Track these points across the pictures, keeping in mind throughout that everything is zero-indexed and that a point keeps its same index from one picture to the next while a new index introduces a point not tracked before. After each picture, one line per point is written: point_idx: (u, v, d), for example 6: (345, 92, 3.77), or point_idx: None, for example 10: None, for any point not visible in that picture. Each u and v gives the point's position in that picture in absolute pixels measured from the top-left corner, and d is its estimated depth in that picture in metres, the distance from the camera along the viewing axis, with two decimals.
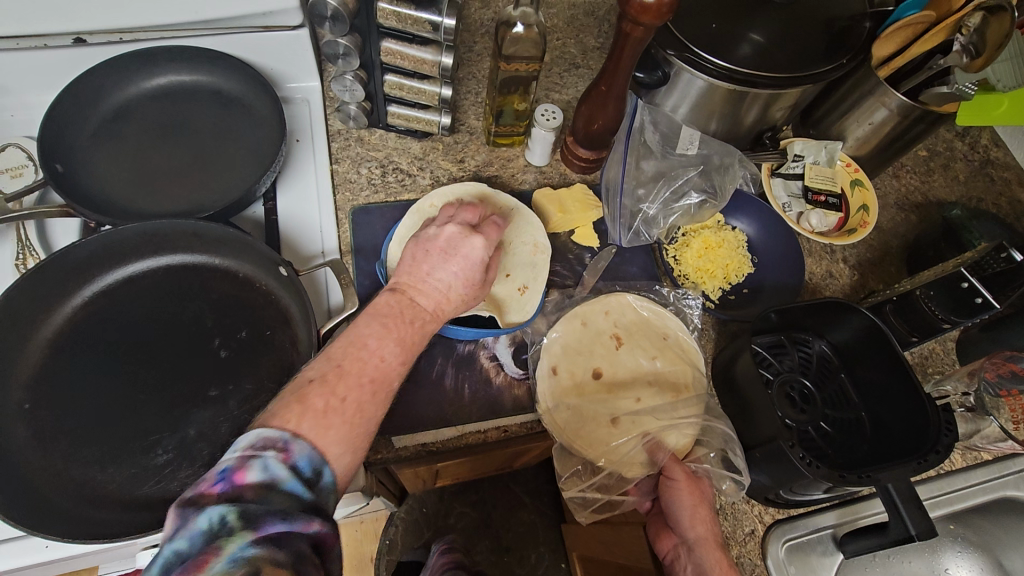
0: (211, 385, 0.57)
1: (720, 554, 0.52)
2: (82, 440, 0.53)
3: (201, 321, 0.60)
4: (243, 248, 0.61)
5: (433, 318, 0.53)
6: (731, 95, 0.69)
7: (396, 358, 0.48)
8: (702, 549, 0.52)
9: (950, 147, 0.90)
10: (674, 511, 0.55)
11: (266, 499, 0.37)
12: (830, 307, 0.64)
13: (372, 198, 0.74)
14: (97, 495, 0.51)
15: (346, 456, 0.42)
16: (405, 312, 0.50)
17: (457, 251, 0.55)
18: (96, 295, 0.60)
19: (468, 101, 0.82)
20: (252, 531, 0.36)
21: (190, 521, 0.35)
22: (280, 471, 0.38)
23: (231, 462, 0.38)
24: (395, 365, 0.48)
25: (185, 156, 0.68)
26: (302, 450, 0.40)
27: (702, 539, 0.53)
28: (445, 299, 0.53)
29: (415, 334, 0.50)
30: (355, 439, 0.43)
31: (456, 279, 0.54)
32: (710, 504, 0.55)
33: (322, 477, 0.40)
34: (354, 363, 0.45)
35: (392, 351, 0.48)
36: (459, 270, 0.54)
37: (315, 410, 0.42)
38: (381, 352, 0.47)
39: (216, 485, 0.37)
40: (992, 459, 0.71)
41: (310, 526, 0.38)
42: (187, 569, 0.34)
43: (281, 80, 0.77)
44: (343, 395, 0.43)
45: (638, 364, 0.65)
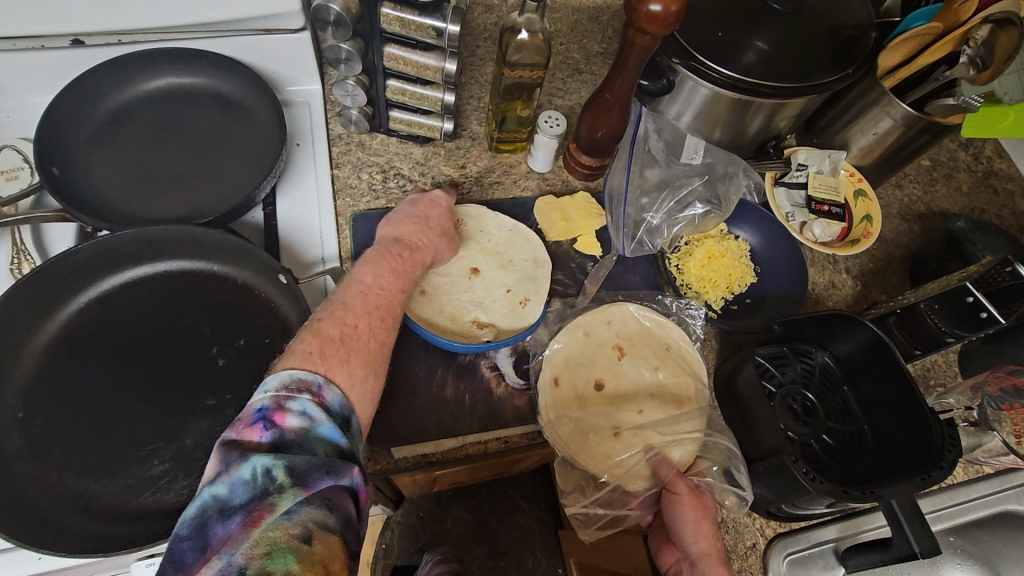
0: (209, 394, 0.56)
1: (722, 568, 0.50)
2: (77, 450, 0.53)
3: (198, 329, 0.59)
4: (242, 254, 0.60)
5: (421, 250, 0.60)
6: (735, 104, 0.69)
7: (395, 286, 0.53)
8: (705, 564, 0.50)
9: (953, 157, 0.90)
10: (676, 524, 0.53)
11: (308, 445, 0.37)
12: (833, 320, 0.64)
13: (373, 204, 0.73)
14: (93, 506, 0.51)
15: (371, 377, 0.45)
16: (393, 250, 0.57)
17: (422, 204, 0.66)
18: (92, 302, 0.59)
19: (470, 106, 0.81)
20: (302, 482, 0.35)
21: (234, 469, 0.35)
22: (317, 414, 0.38)
23: (267, 405, 0.37)
24: (395, 293, 0.53)
25: (184, 158, 0.67)
26: (333, 395, 0.40)
27: (704, 553, 0.51)
28: (427, 232, 0.62)
29: (408, 266, 0.57)
30: (374, 359, 0.46)
31: (433, 220, 0.64)
32: (713, 519, 0.54)
33: (350, 423, 0.41)
34: (356, 297, 0.49)
35: (390, 281, 0.53)
36: (434, 216, 0.65)
37: (332, 339, 0.44)
38: (381, 282, 0.52)
39: (255, 428, 0.36)
40: (994, 473, 0.71)
41: (353, 472, 0.38)
42: (234, 520, 0.33)
43: (282, 83, 0.76)
44: (354, 323, 0.47)
45: (640, 376, 0.64)
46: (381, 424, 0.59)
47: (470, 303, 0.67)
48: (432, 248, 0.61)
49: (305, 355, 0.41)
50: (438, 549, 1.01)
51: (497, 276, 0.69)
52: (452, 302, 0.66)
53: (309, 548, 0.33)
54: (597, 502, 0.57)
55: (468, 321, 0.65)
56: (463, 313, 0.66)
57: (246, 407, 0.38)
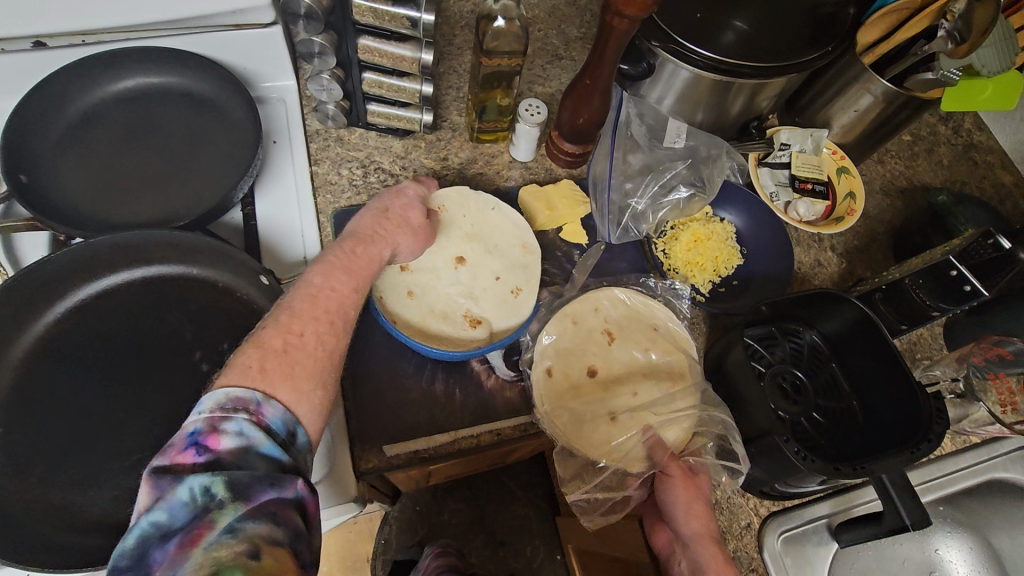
0: (195, 400, 0.55)
1: (717, 551, 0.49)
2: (60, 463, 0.52)
3: (180, 335, 0.58)
4: (224, 258, 0.59)
5: (377, 244, 0.56)
6: (717, 86, 0.69)
7: (347, 287, 0.50)
8: (698, 545, 0.49)
9: (933, 131, 0.90)
10: (669, 506, 0.53)
11: (246, 463, 0.36)
12: (820, 298, 0.64)
13: (354, 200, 0.72)
14: (79, 519, 0.50)
15: (317, 392, 0.42)
16: (348, 247, 0.53)
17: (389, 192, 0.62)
18: (69, 312, 0.57)
19: (449, 96, 0.80)
20: (243, 496, 0.34)
21: (170, 493, 0.34)
22: (256, 433, 0.37)
23: (199, 427, 0.36)
24: (348, 294, 0.49)
25: (156, 162, 0.65)
26: (275, 411, 0.39)
27: (696, 535, 0.50)
28: (386, 226, 0.58)
29: (361, 262, 0.53)
30: (323, 374, 0.43)
31: (399, 203, 0.61)
32: (708, 500, 0.53)
33: (296, 439, 0.40)
34: (304, 301, 0.46)
35: (342, 282, 0.50)
36: (400, 199, 0.61)
37: (275, 350, 0.42)
38: (331, 284, 0.49)
39: (188, 453, 0.35)
40: (980, 442, 0.72)
41: (298, 482, 0.37)
42: (173, 542, 0.33)
43: (254, 79, 0.74)
44: (300, 330, 0.44)
45: (631, 359, 0.64)
46: (372, 422, 0.59)
47: (460, 296, 0.65)
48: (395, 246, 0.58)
49: (243, 369, 0.39)
50: (439, 543, 1.00)
51: (484, 262, 0.67)
52: (441, 298, 0.64)
53: (257, 563, 0.33)
54: (598, 490, 0.58)
55: (460, 315, 0.63)
56: (453, 307, 0.64)
57: (179, 430, 0.37)
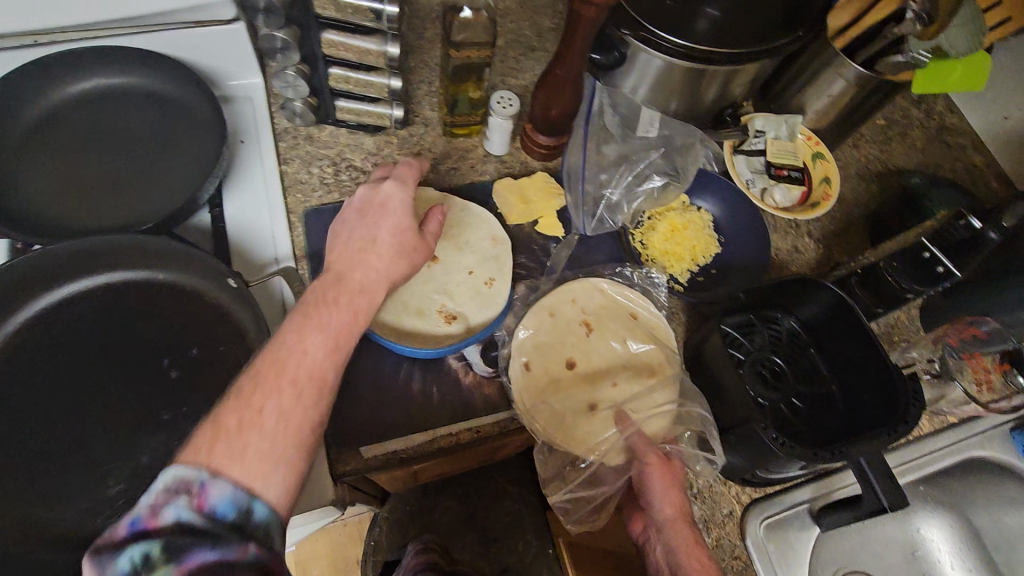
0: (164, 408, 0.54)
1: (688, 532, 0.53)
2: (24, 478, 0.50)
3: (147, 342, 0.56)
4: (191, 262, 0.57)
5: (362, 290, 0.51)
6: (689, 74, 0.69)
7: (322, 348, 0.45)
8: (672, 528, 0.54)
9: (907, 114, 0.90)
10: (646, 490, 0.55)
11: (186, 536, 0.34)
12: (795, 284, 0.65)
13: (325, 198, 0.70)
14: (47, 534, 0.49)
15: (275, 471, 0.38)
16: (328, 295, 0.49)
17: (373, 214, 0.57)
18: (31, 322, 0.55)
19: (421, 91, 0.78)
20: (178, 565, 0.32)
21: (108, 568, 0.32)
22: (199, 513, 0.34)
23: (145, 506, 0.34)
24: (323, 355, 0.44)
25: (119, 165, 0.64)
26: (220, 490, 0.35)
27: (670, 519, 0.54)
28: (371, 258, 0.53)
29: (338, 314, 0.48)
30: (285, 451, 0.39)
31: (383, 229, 0.56)
32: (681, 483, 0.56)
33: (251, 515, 0.36)
34: (271, 365, 0.42)
35: (317, 341, 0.45)
36: (384, 223, 0.56)
37: (227, 430, 0.38)
38: (303, 344, 0.44)
39: (131, 531, 0.34)
40: (958, 422, 0.72)
41: (244, 552, 0.34)
42: None
43: (220, 77, 0.73)
44: (260, 404, 0.40)
45: (610, 350, 0.64)
46: (349, 425, 0.58)
47: (435, 292, 0.64)
48: (385, 284, 0.53)
49: (190, 450, 0.37)
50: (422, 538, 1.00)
51: (457, 259, 0.66)
52: (416, 294, 0.63)
53: None
54: (580, 485, 0.58)
55: (436, 311, 0.63)
56: (428, 303, 0.63)
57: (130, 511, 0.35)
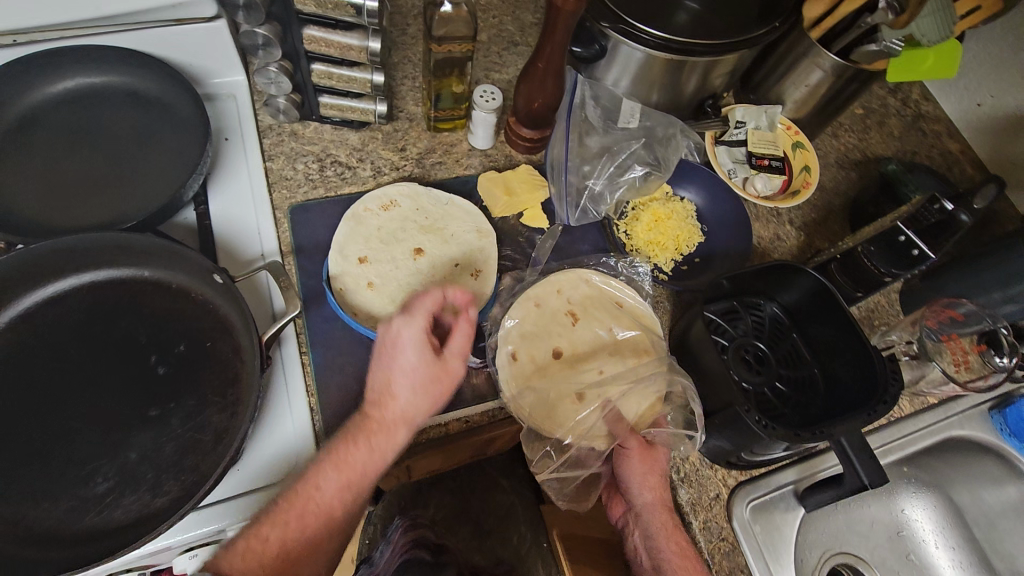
0: (151, 404, 0.54)
1: (665, 517, 0.57)
2: (11, 478, 0.50)
3: (133, 339, 0.56)
4: (175, 259, 0.57)
5: (378, 435, 0.53)
6: (669, 66, 0.70)
7: (333, 487, 0.51)
8: (649, 513, 0.57)
9: (884, 103, 0.92)
10: (626, 476, 0.59)
11: None
12: (780, 270, 0.66)
13: (311, 194, 0.70)
14: (36, 533, 0.49)
15: None
16: (350, 431, 0.53)
17: (397, 346, 0.54)
18: (17, 321, 0.56)
19: (405, 87, 0.79)
20: None
21: None
22: None
23: None
24: (330, 495, 0.51)
25: (102, 164, 0.63)
26: None
27: (648, 504, 0.58)
28: (389, 401, 0.54)
29: (354, 461, 0.52)
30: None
31: (396, 370, 0.54)
32: (662, 470, 0.59)
33: None
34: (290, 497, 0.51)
35: (330, 481, 0.52)
36: (397, 363, 0.54)
37: (238, 552, 0.48)
38: (317, 484, 0.51)
39: None
40: (938, 402, 0.74)
41: None
42: None
43: (203, 76, 0.73)
44: (269, 535, 0.49)
45: (597, 336, 0.65)
46: (339, 417, 0.58)
47: (421, 285, 0.64)
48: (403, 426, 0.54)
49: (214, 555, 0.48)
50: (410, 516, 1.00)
51: (443, 252, 0.66)
52: (403, 287, 0.64)
53: None
54: (565, 466, 0.59)
55: None
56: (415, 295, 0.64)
57: None
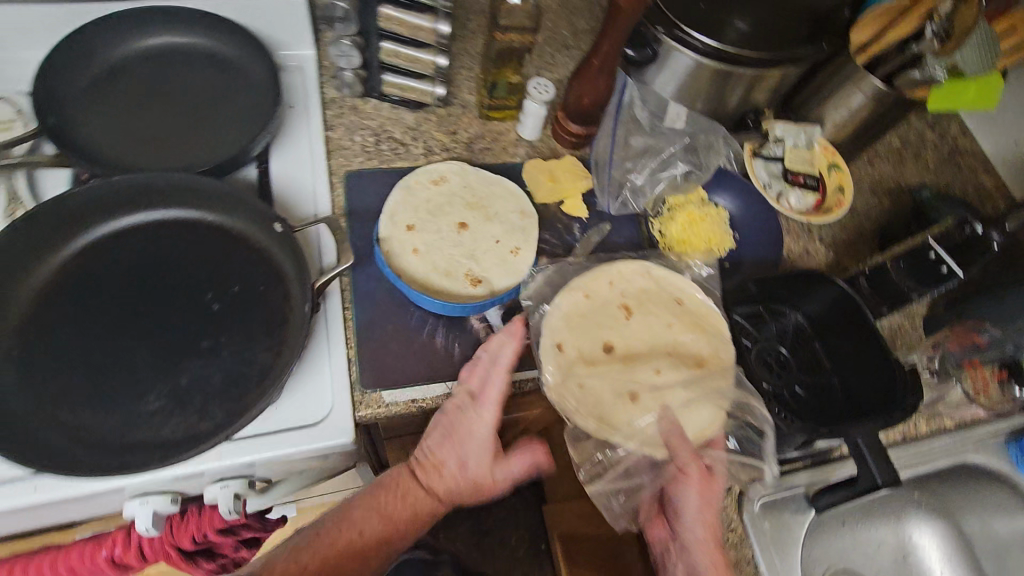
0: (204, 337, 0.57)
1: (718, 556, 0.57)
2: (71, 388, 0.53)
3: (193, 277, 0.60)
4: (240, 205, 0.61)
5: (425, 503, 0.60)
6: (716, 75, 0.73)
7: (374, 532, 0.58)
8: (699, 552, 0.57)
9: (920, 135, 0.94)
10: (684, 504, 0.57)
11: None
12: (803, 280, 0.71)
13: (365, 164, 0.74)
14: (89, 439, 0.52)
15: None
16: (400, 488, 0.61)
17: (458, 433, 0.59)
18: (88, 247, 0.59)
19: (461, 76, 0.83)
20: None
21: None
22: None
23: None
24: (370, 538, 0.58)
25: (181, 116, 0.68)
26: None
27: (700, 541, 0.57)
28: (440, 477, 0.60)
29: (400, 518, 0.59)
30: None
31: (451, 454, 0.60)
32: (717, 500, 0.58)
33: None
34: (333, 530, 0.58)
35: (372, 527, 0.58)
36: (455, 449, 0.59)
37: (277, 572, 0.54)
38: (361, 527, 0.58)
39: None
40: (955, 427, 0.74)
41: None
42: None
43: (275, 46, 0.77)
44: (305, 561, 0.55)
45: (646, 329, 0.65)
46: (374, 370, 0.61)
47: (461, 257, 0.67)
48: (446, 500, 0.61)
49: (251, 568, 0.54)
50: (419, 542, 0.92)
51: (485, 229, 0.69)
52: (444, 257, 0.67)
53: None
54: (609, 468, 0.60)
55: (462, 274, 0.66)
56: (455, 266, 0.66)
57: None
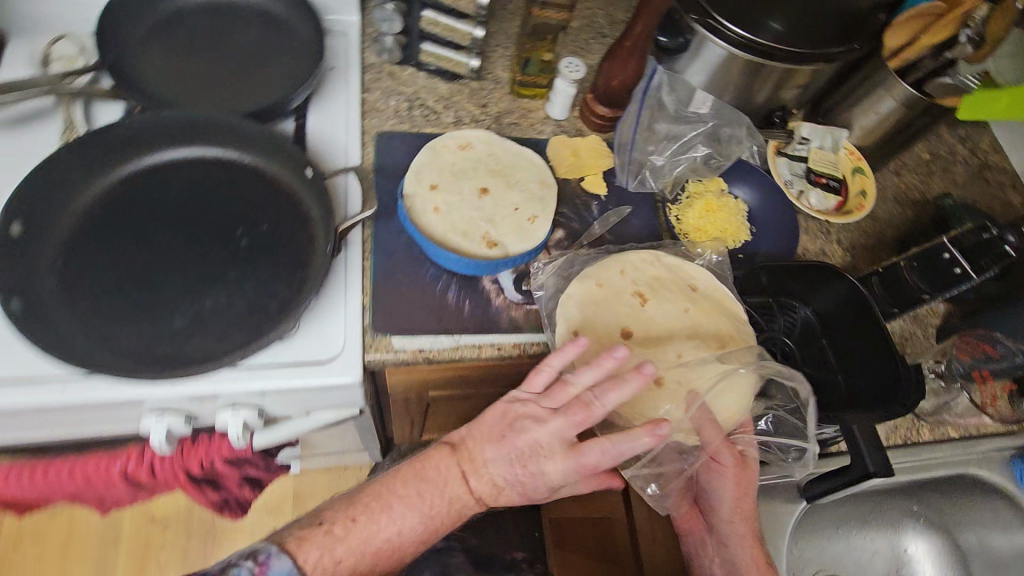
0: (230, 267, 0.61)
1: (758, 553, 0.64)
2: (104, 300, 0.57)
3: (225, 212, 0.63)
4: (276, 148, 0.65)
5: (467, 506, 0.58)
6: (747, 67, 0.74)
7: (413, 534, 0.57)
8: (738, 546, 0.65)
9: (951, 150, 0.93)
10: (719, 490, 0.63)
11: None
12: (823, 272, 0.69)
13: (397, 126, 0.77)
14: (118, 346, 0.55)
15: None
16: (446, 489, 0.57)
17: (531, 454, 0.56)
18: (133, 176, 0.63)
19: (497, 52, 0.85)
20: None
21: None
22: None
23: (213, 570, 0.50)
24: (409, 539, 0.57)
25: (230, 64, 0.72)
26: (278, 564, 0.52)
27: (739, 536, 0.64)
28: (497, 489, 0.57)
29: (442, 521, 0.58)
30: None
31: (522, 473, 0.56)
32: (750, 488, 0.63)
33: None
34: (369, 526, 0.56)
35: (412, 529, 0.57)
36: (526, 470, 0.56)
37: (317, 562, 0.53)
38: (401, 528, 0.56)
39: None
40: (959, 438, 0.73)
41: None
42: None
43: (322, 11, 0.81)
44: (339, 558, 0.54)
45: (665, 315, 0.67)
46: (387, 318, 0.64)
47: (480, 220, 0.69)
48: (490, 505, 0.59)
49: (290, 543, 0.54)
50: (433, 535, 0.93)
51: (506, 196, 0.71)
52: (464, 218, 0.69)
53: None
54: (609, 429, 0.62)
55: (479, 236, 0.68)
56: (474, 228, 0.68)
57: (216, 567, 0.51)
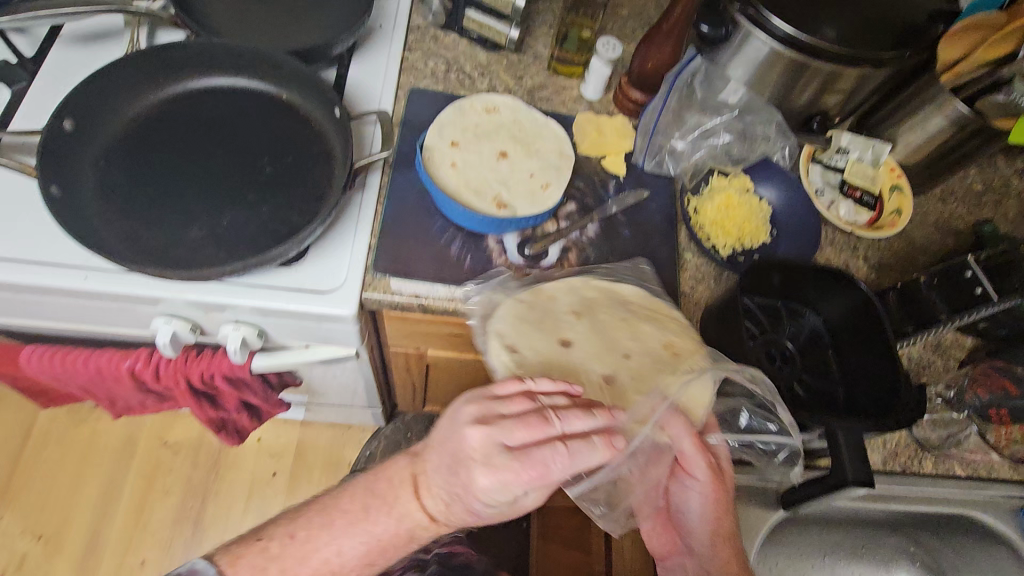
0: (250, 190, 0.64)
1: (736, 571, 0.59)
2: (133, 202, 0.61)
3: (254, 140, 0.67)
4: (310, 87, 0.68)
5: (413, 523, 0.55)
6: (791, 66, 0.70)
7: (353, 554, 0.55)
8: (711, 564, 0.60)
9: (1006, 183, 0.88)
10: (697, 499, 0.60)
11: None
12: (831, 276, 0.66)
13: (431, 86, 0.79)
14: (138, 245, 0.59)
15: None
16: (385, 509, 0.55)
17: (464, 463, 0.50)
18: (179, 97, 0.68)
19: (541, 29, 0.87)
20: None
21: None
22: None
23: None
24: (349, 559, 0.55)
25: (284, 8, 0.76)
26: None
27: (712, 552, 0.60)
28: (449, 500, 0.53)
29: (384, 545, 0.56)
30: None
31: (460, 485, 0.51)
32: (727, 496, 0.60)
33: None
34: (307, 546, 0.55)
35: (353, 549, 0.55)
36: (462, 479, 0.51)
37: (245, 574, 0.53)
38: (339, 547, 0.55)
39: None
40: (966, 478, 0.69)
41: None
42: None
43: None
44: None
45: (606, 322, 0.65)
46: (389, 261, 0.66)
47: (494, 181, 0.71)
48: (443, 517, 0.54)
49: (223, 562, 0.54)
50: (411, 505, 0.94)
51: (522, 162, 0.72)
52: (479, 176, 0.71)
53: None
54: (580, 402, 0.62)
55: (490, 196, 0.69)
56: (487, 188, 0.70)
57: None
